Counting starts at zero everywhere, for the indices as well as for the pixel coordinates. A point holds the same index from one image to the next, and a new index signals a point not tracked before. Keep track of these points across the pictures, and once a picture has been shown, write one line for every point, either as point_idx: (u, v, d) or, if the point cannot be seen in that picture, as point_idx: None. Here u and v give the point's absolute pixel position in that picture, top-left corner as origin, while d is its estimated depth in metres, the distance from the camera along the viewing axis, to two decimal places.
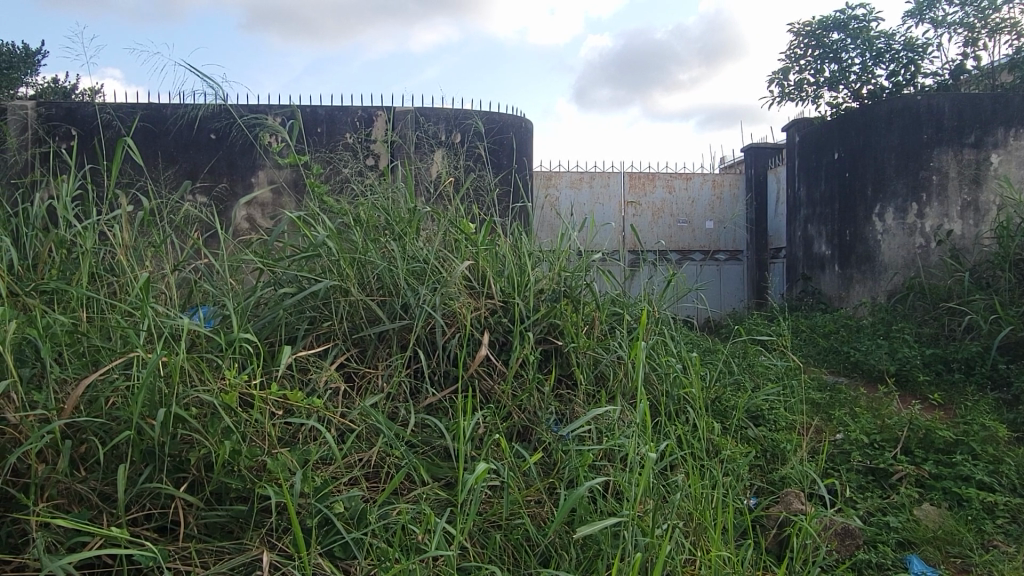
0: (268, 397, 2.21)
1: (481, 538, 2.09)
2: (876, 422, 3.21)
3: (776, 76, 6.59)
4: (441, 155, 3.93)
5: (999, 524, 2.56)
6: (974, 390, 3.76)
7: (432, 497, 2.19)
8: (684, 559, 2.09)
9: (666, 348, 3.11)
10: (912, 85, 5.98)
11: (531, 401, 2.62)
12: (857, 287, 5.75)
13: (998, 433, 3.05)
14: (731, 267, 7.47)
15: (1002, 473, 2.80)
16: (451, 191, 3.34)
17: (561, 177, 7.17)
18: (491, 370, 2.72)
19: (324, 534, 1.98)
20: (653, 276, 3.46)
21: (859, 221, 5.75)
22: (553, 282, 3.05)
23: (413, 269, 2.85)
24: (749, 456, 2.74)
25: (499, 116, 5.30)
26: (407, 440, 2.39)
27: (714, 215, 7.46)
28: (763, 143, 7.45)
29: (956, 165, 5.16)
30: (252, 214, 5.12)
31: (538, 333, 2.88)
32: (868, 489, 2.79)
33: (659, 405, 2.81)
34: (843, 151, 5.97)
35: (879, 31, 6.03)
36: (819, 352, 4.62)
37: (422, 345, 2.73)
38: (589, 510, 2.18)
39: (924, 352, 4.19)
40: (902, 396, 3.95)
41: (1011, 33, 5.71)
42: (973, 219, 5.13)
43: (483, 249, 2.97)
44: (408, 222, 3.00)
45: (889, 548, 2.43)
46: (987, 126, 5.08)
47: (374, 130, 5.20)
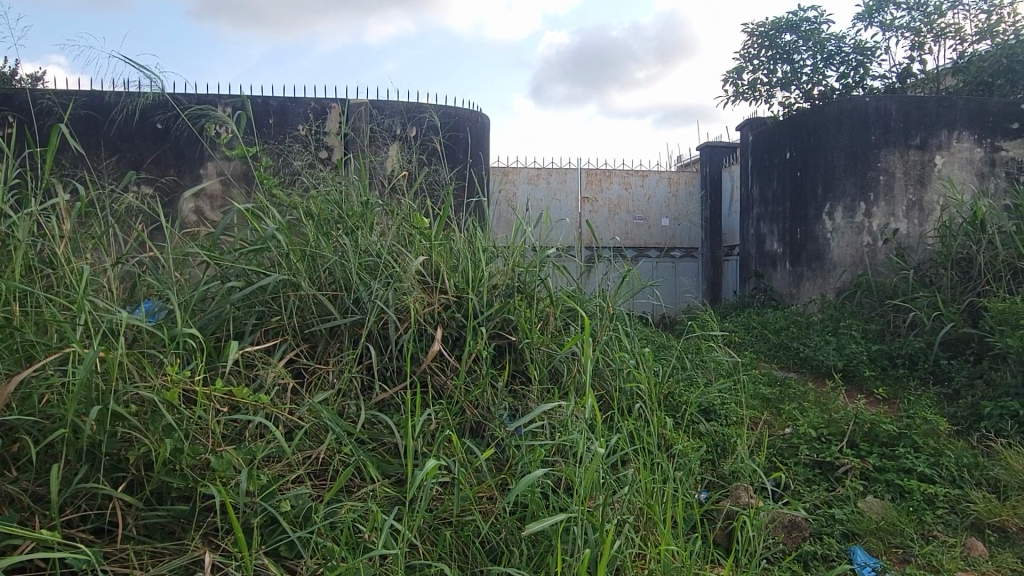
0: (212, 393, 2.14)
1: (431, 535, 2.07)
2: (823, 416, 3.27)
3: (730, 76, 6.68)
4: (396, 148, 3.89)
5: (939, 515, 2.64)
6: (917, 385, 3.86)
7: (382, 495, 2.15)
8: (635, 553, 2.10)
9: (620, 345, 3.12)
10: (861, 87, 6.13)
11: (484, 397, 2.61)
12: (808, 284, 5.87)
13: (939, 426, 3.14)
14: (686, 264, 7.56)
15: (942, 465, 2.89)
16: (405, 185, 3.29)
17: (519, 173, 7.18)
18: (444, 365, 2.70)
19: (269, 534, 1.94)
20: (608, 272, 3.47)
21: (810, 219, 5.85)
22: (508, 278, 3.02)
23: (366, 263, 2.80)
24: (700, 451, 2.76)
25: (455, 109, 5.27)
26: (357, 437, 2.35)
27: (671, 212, 7.54)
28: (718, 142, 7.55)
29: (902, 166, 5.28)
30: (200, 206, 4.99)
31: (492, 328, 2.85)
32: (814, 482, 2.85)
33: (612, 401, 2.83)
34: (796, 151, 6.08)
35: (829, 33, 6.15)
36: (771, 348, 4.70)
37: (374, 340, 2.69)
38: (541, 506, 2.17)
39: (870, 348, 4.29)
40: (849, 390, 4.04)
41: (955, 38, 5.89)
42: (918, 218, 5.28)
43: (437, 244, 2.93)
44: (362, 216, 2.95)
45: (834, 540, 2.48)
46: (931, 128, 5.24)
47: (327, 122, 5.12)
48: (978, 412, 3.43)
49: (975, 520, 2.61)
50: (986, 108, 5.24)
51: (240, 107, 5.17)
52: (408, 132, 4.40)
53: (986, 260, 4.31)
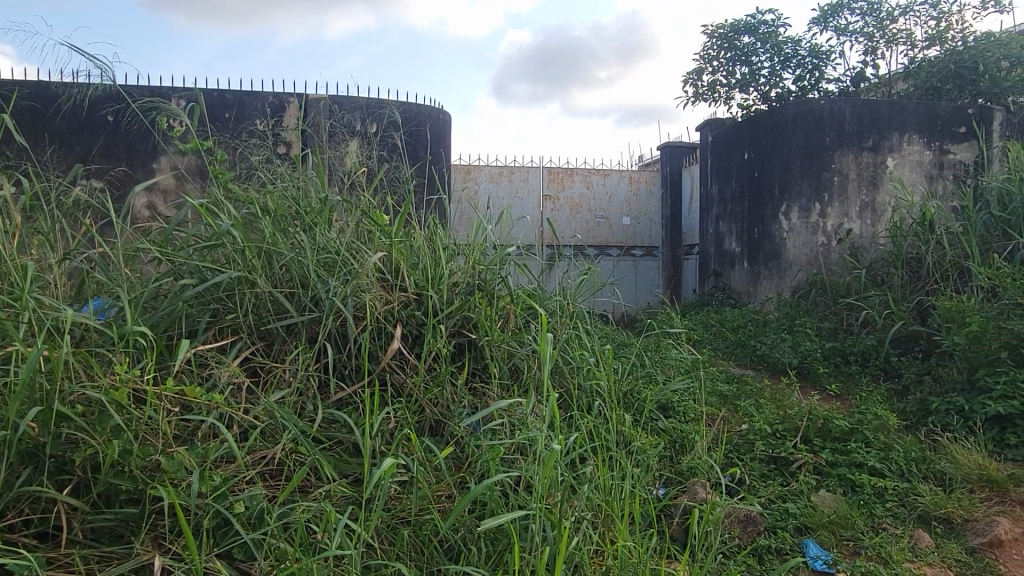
0: (163, 392, 2.09)
1: (389, 535, 2.05)
2: (778, 412, 3.33)
3: (690, 76, 6.76)
4: (355, 144, 3.84)
5: (889, 508, 2.70)
6: (868, 381, 3.96)
7: (338, 494, 2.13)
8: (592, 550, 2.11)
9: (580, 342, 3.14)
10: (816, 90, 6.25)
11: (443, 395, 2.60)
12: (764, 283, 5.97)
13: (889, 421, 3.21)
14: (647, 262, 7.63)
15: (892, 459, 2.96)
16: (365, 182, 3.25)
17: (481, 171, 7.17)
18: (403, 363, 2.67)
19: (221, 536, 1.91)
20: (568, 271, 3.47)
21: (767, 219, 5.95)
22: (468, 275, 3.00)
23: (324, 260, 2.76)
24: (658, 448, 2.78)
25: (416, 106, 5.23)
26: (314, 436, 2.31)
27: (631, 211, 7.60)
28: (678, 142, 7.63)
29: (855, 167, 5.42)
30: (153, 201, 4.88)
31: (452, 326, 2.83)
32: (769, 477, 2.89)
33: (572, 398, 2.85)
34: (753, 152, 6.18)
35: (786, 36, 6.26)
36: (728, 345, 4.78)
37: (332, 338, 2.65)
38: (500, 503, 2.16)
39: (824, 346, 4.39)
40: (803, 386, 4.13)
41: (906, 43, 6.04)
42: (870, 219, 5.41)
43: (396, 242, 2.90)
44: (320, 213, 2.90)
45: (788, 534, 2.52)
46: (883, 131, 5.38)
47: (285, 117, 5.04)
48: (926, 407, 3.53)
49: (922, 512, 2.67)
50: (935, 112, 5.39)
51: (195, 100, 5.06)
52: (368, 128, 4.35)
53: (934, 260, 4.44)
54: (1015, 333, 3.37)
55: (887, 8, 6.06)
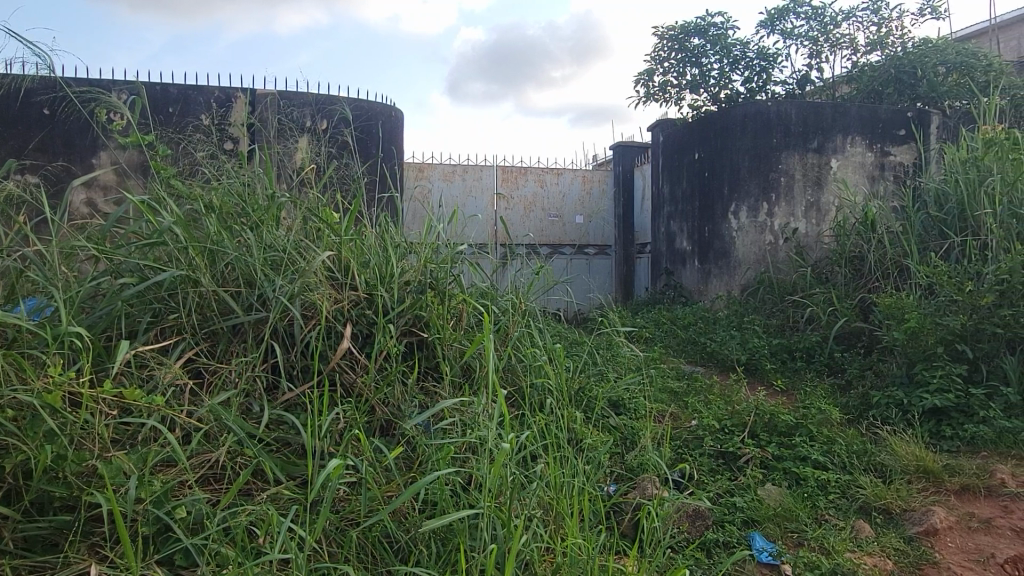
0: (100, 395, 2.02)
1: (337, 537, 2.03)
2: (727, 408, 3.39)
3: (642, 77, 6.83)
4: (304, 141, 3.78)
5: (831, 500, 2.77)
6: (812, 376, 4.06)
7: (285, 497, 2.09)
8: (541, 548, 2.11)
9: (532, 340, 3.15)
10: (764, 92, 6.39)
11: (393, 394, 2.58)
12: (714, 281, 6.06)
13: (832, 416, 3.30)
14: (599, 261, 7.68)
15: (834, 452, 3.04)
16: (314, 179, 3.19)
17: (433, 169, 7.13)
18: (353, 363, 2.63)
19: (162, 543, 1.85)
20: (520, 269, 3.47)
21: (716, 218, 6.04)
22: (419, 274, 2.98)
23: (271, 259, 2.70)
24: (609, 445, 2.80)
25: (367, 103, 5.18)
26: (260, 438, 2.27)
27: (584, 210, 7.65)
28: (630, 142, 7.71)
29: (801, 168, 5.56)
30: (93, 197, 4.72)
31: (403, 325, 2.81)
32: (718, 472, 2.94)
33: (523, 397, 2.85)
34: (703, 152, 6.27)
35: (735, 39, 6.37)
36: (679, 343, 4.85)
37: (279, 339, 2.60)
38: (450, 503, 2.15)
39: (771, 342, 4.49)
40: (751, 382, 4.22)
41: (849, 48, 6.21)
42: (815, 218, 5.57)
43: (346, 240, 2.86)
44: (266, 210, 2.84)
45: (734, 527, 2.57)
46: (827, 133, 5.53)
47: (232, 112, 4.93)
48: (867, 401, 3.64)
49: (864, 504, 2.75)
50: (876, 115, 5.55)
51: (137, 93, 4.91)
52: (318, 125, 4.30)
53: (876, 259, 4.58)
54: (951, 329, 3.55)
55: (831, 13, 6.22)
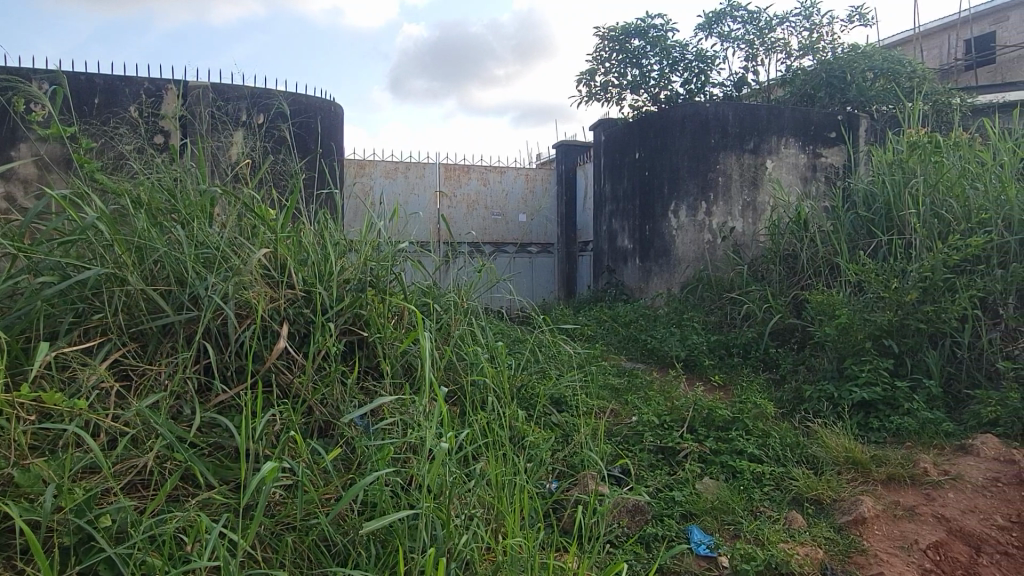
0: (17, 399, 1.92)
1: (272, 542, 1.97)
2: (666, 404, 3.44)
3: (584, 77, 6.88)
4: (240, 135, 3.67)
5: (766, 491, 2.84)
6: (749, 371, 4.16)
7: (218, 501, 2.02)
8: (481, 547, 2.09)
9: (474, 338, 3.13)
10: (702, 93, 6.52)
11: (332, 394, 2.52)
12: (654, 279, 6.14)
13: (767, 409, 3.38)
14: (542, 259, 7.70)
15: (769, 446, 3.12)
16: (248, 174, 3.10)
17: (375, 166, 7.04)
18: (291, 363, 2.56)
19: (85, 553, 1.77)
20: (462, 267, 3.45)
21: (656, 217, 6.13)
22: (359, 272, 2.92)
23: (203, 256, 2.61)
24: (550, 442, 2.81)
25: (305, 97, 5.08)
26: (192, 442, 2.19)
27: (526, 208, 7.66)
28: (573, 140, 7.75)
29: (738, 168, 5.68)
30: (12, 191, 4.50)
31: (342, 324, 2.75)
32: (657, 467, 2.99)
33: (465, 395, 2.84)
34: (644, 151, 6.35)
35: (674, 40, 6.48)
36: (620, 340, 4.91)
37: (212, 339, 2.51)
38: (389, 504, 2.11)
39: (709, 338, 4.59)
40: (689, 378, 4.31)
41: (783, 51, 6.39)
42: (752, 218, 5.71)
43: (282, 237, 2.78)
44: (198, 206, 2.75)
45: (673, 521, 2.61)
46: (762, 134, 5.68)
47: (163, 103, 4.77)
48: (800, 395, 3.75)
49: (796, 495, 2.83)
50: (809, 118, 5.73)
51: (59, 82, 4.69)
52: (253, 119, 4.19)
53: (809, 257, 4.72)
54: (879, 324, 3.70)
55: (765, 18, 6.39)
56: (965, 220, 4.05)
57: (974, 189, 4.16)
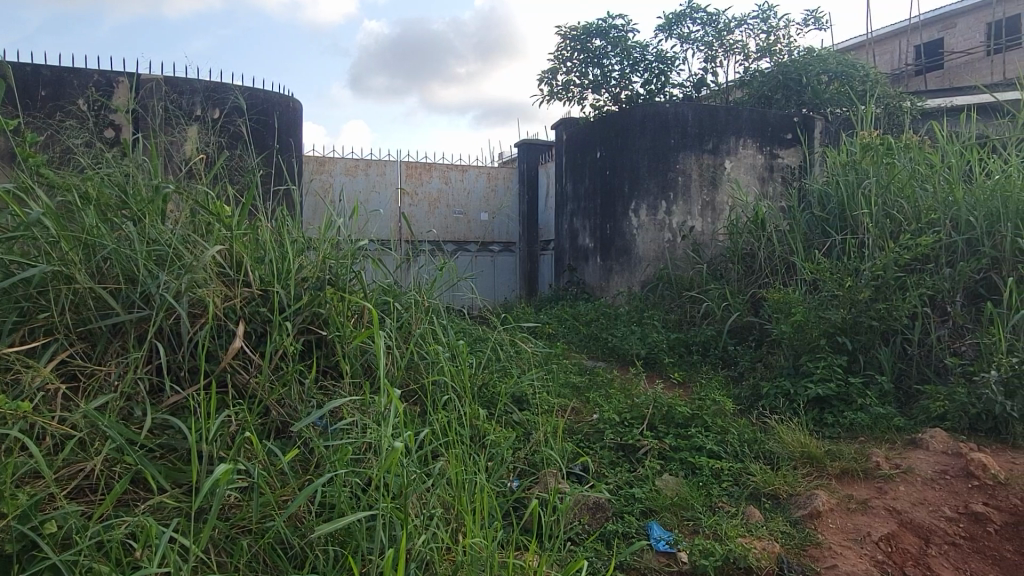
0: None
1: (227, 546, 1.93)
2: (626, 401, 3.46)
3: (545, 76, 6.89)
4: (194, 130, 3.59)
5: (724, 487, 2.88)
6: (708, 369, 4.22)
7: (170, 505, 1.97)
8: (441, 547, 2.08)
9: (435, 337, 3.10)
10: (662, 94, 6.58)
11: (290, 395, 2.48)
12: (615, 278, 6.18)
13: (725, 406, 3.42)
14: (504, 258, 7.69)
15: (727, 441, 3.16)
16: (203, 169, 3.03)
17: (335, 163, 6.96)
18: (247, 363, 2.51)
19: (29, 561, 1.71)
20: (423, 266, 3.42)
21: (617, 216, 6.17)
22: (318, 270, 2.87)
23: (154, 254, 2.54)
24: (512, 440, 2.80)
25: (263, 93, 4.99)
26: (143, 444, 2.13)
27: (488, 207, 7.65)
28: (535, 139, 7.76)
29: (697, 168, 5.75)
30: None
31: (300, 323, 2.70)
32: (618, 464, 3.01)
33: (426, 394, 2.81)
34: (605, 151, 6.39)
35: (634, 41, 6.53)
36: (581, 339, 4.94)
37: (164, 338, 2.44)
38: (348, 505, 2.08)
39: (669, 336, 4.63)
40: (650, 375, 4.35)
41: (741, 53, 6.49)
42: (711, 217, 5.78)
43: (238, 234, 2.72)
44: (150, 202, 2.68)
45: (633, 517, 2.63)
46: (721, 135, 5.76)
47: (114, 97, 4.65)
48: (758, 392, 3.81)
49: (754, 490, 2.87)
50: (766, 119, 5.83)
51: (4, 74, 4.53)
52: (208, 113, 4.10)
53: (766, 255, 4.80)
54: (833, 322, 3.78)
55: (724, 20, 6.47)
56: (916, 220, 4.15)
57: (924, 190, 4.27)
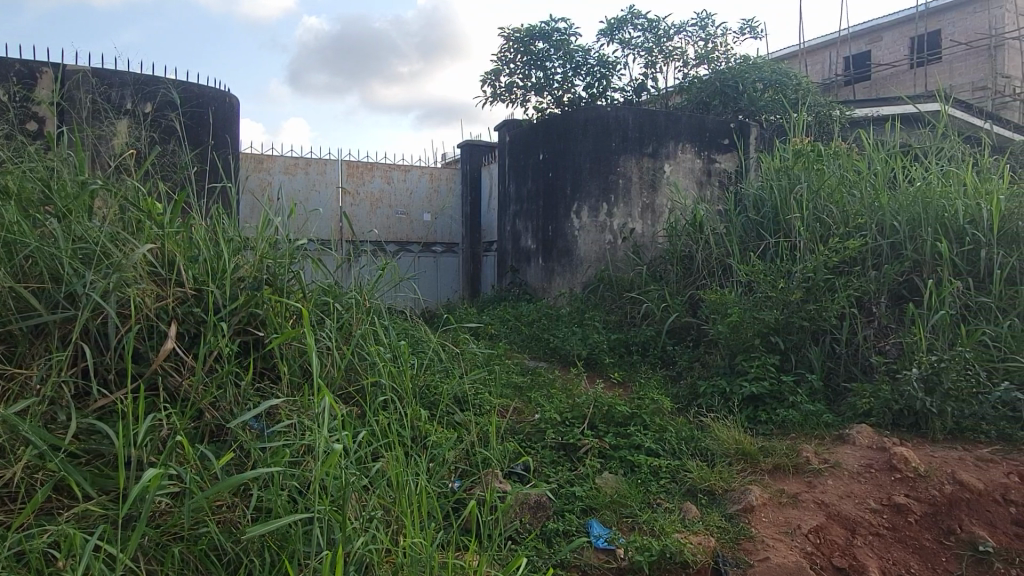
0: None
1: (157, 554, 1.86)
2: (568, 401, 3.49)
3: (489, 77, 6.90)
4: (123, 125, 3.46)
5: (662, 484, 2.93)
6: (647, 369, 4.30)
7: (97, 513, 1.89)
8: (380, 550, 2.06)
9: (376, 338, 3.07)
10: (604, 97, 6.67)
11: (224, 398, 2.41)
12: (557, 279, 6.22)
13: (663, 405, 3.49)
14: (447, 259, 7.66)
15: (665, 439, 3.22)
16: (133, 165, 2.92)
17: (274, 161, 6.83)
18: (179, 365, 2.43)
19: None
20: (364, 266, 3.38)
21: (559, 218, 6.22)
22: (255, 270, 2.81)
23: (80, 252, 2.44)
24: (453, 441, 2.79)
25: (198, 87, 4.86)
26: (68, 450, 2.04)
27: (431, 207, 7.61)
28: (478, 140, 7.76)
29: (637, 171, 5.85)
30: None
31: (235, 323, 2.63)
32: (559, 463, 3.03)
33: (366, 396, 2.78)
34: (547, 153, 6.43)
35: (577, 45, 6.60)
36: (523, 339, 4.97)
37: (91, 340, 2.35)
38: (285, 509, 2.04)
39: (610, 337, 4.70)
40: (590, 375, 4.41)
41: (680, 60, 6.63)
42: (651, 220, 5.89)
43: (171, 233, 2.64)
44: (76, 198, 2.57)
45: (574, 516, 2.65)
46: (660, 139, 5.87)
47: (37, 88, 4.45)
48: (695, 391, 3.90)
49: (691, 486, 2.93)
50: (703, 125, 5.97)
51: None
52: (138, 107, 3.96)
53: (704, 258, 4.92)
54: (766, 322, 3.90)
55: (663, 27, 6.61)
56: (844, 224, 4.32)
57: (852, 196, 4.44)
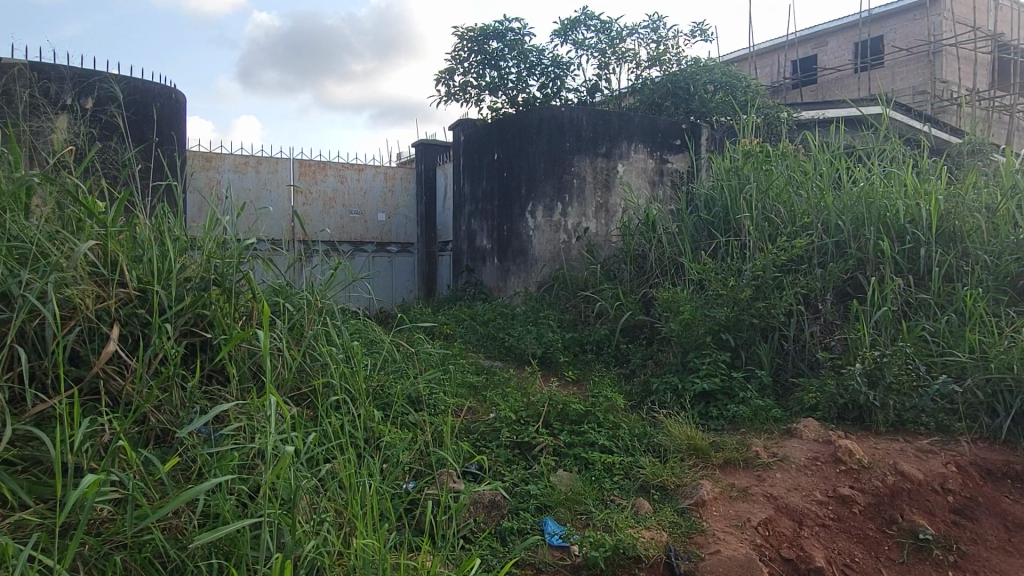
0: None
1: (98, 562, 1.80)
2: (522, 400, 3.50)
3: (443, 76, 6.87)
4: (62, 120, 3.34)
5: (615, 481, 2.96)
6: (601, 367, 4.34)
7: (33, 521, 1.82)
8: (331, 552, 2.03)
9: (328, 338, 3.03)
10: (558, 98, 6.70)
11: (170, 401, 2.35)
12: (512, 279, 6.22)
13: (617, 402, 3.52)
14: (401, 259, 7.60)
15: (618, 436, 3.25)
16: (72, 161, 2.83)
17: (223, 159, 6.68)
18: (122, 368, 2.36)
19: None
20: (316, 266, 3.33)
21: (514, 217, 6.22)
22: (202, 270, 2.74)
23: (16, 252, 2.35)
24: (407, 441, 2.77)
25: (142, 82, 4.73)
26: (3, 457, 1.96)
27: (385, 206, 7.54)
28: (433, 140, 7.71)
29: (591, 171, 5.89)
30: None
31: (181, 325, 2.57)
32: (514, 461, 3.03)
33: (318, 397, 2.74)
34: (502, 153, 6.43)
35: (531, 45, 6.63)
36: (478, 338, 4.96)
37: (29, 343, 2.27)
38: (233, 514, 2.00)
39: (565, 336, 4.72)
40: (545, 374, 4.43)
41: (633, 61, 6.70)
42: (605, 219, 5.94)
43: (113, 231, 2.56)
44: (11, 196, 2.47)
45: (528, 514, 2.66)
46: (613, 139, 5.93)
47: None
48: (648, 388, 3.95)
49: (644, 482, 2.96)
50: (656, 125, 6.06)
51: None
52: (77, 102, 3.83)
53: (656, 256, 4.98)
54: (717, 319, 3.97)
55: (616, 28, 6.67)
56: (790, 223, 4.43)
57: (798, 196, 4.55)
